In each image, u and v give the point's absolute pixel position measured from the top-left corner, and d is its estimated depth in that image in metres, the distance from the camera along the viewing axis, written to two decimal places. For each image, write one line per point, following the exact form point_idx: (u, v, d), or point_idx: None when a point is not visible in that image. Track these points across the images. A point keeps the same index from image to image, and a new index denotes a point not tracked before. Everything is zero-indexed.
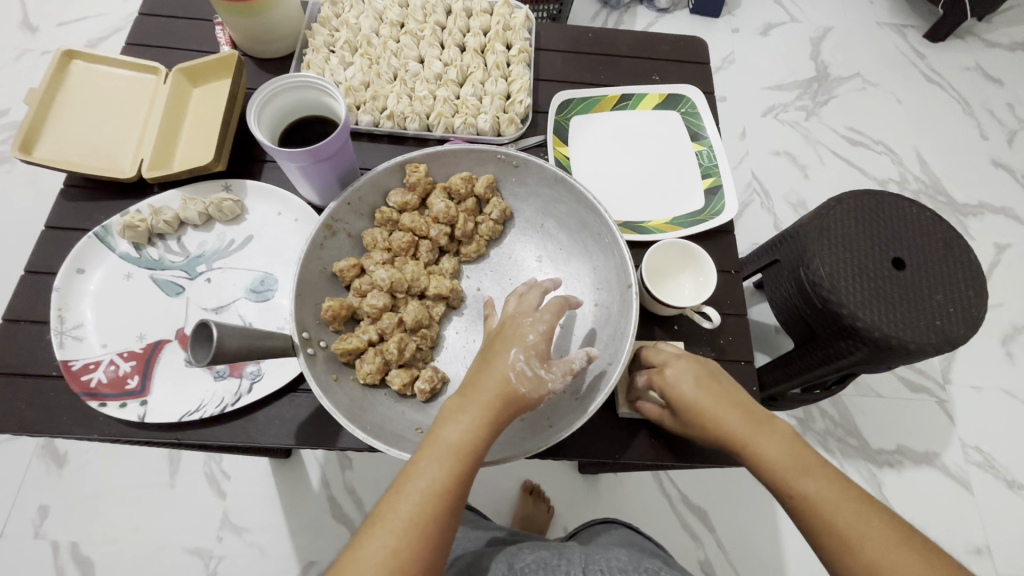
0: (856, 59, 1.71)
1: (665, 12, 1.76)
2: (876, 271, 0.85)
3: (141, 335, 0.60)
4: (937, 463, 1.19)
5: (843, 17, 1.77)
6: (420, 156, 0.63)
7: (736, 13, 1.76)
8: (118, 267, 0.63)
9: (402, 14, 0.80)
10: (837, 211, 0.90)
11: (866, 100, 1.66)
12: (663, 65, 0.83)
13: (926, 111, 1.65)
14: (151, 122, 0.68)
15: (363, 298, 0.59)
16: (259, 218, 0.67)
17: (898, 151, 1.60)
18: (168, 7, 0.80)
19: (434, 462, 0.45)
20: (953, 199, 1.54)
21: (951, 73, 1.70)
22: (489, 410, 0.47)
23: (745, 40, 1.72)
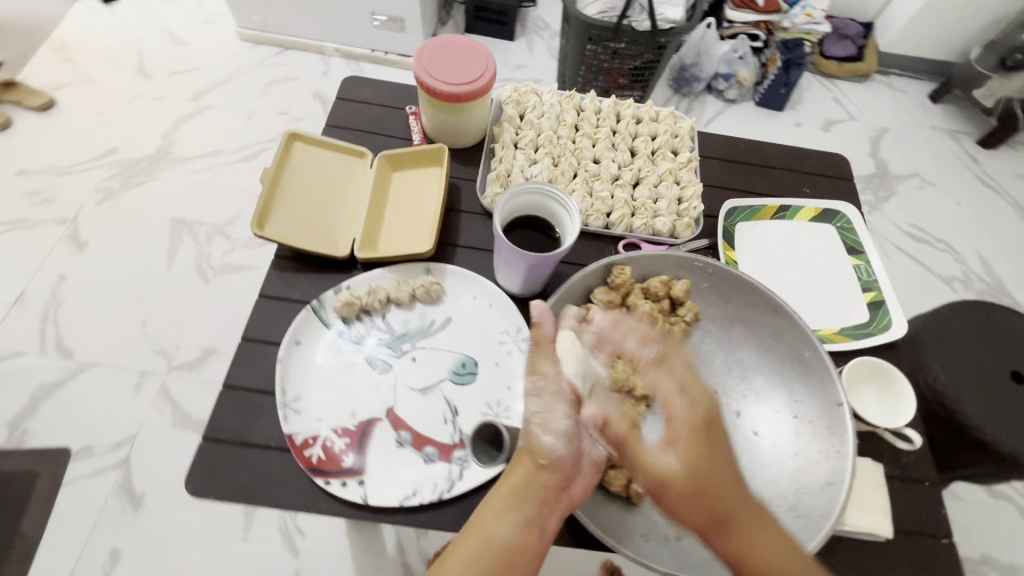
0: (913, 159, 1.78)
1: (733, 102, 1.82)
2: (992, 385, 0.94)
3: (354, 412, 0.62)
4: None
5: (899, 118, 1.84)
6: (624, 259, 0.67)
7: (799, 107, 1.82)
8: (332, 342, 0.66)
9: (577, 117, 0.86)
10: (949, 324, 1.01)
11: (924, 199, 1.72)
12: (812, 179, 0.89)
13: (982, 214, 1.71)
14: (361, 205, 0.73)
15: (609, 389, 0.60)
16: (456, 301, 0.71)
17: (959, 249, 1.65)
18: (363, 93, 0.87)
19: (488, 557, 0.49)
20: (1016, 300, 1.58)
21: (1004, 179, 1.78)
22: (529, 496, 0.52)
23: (809, 134, 1.78)
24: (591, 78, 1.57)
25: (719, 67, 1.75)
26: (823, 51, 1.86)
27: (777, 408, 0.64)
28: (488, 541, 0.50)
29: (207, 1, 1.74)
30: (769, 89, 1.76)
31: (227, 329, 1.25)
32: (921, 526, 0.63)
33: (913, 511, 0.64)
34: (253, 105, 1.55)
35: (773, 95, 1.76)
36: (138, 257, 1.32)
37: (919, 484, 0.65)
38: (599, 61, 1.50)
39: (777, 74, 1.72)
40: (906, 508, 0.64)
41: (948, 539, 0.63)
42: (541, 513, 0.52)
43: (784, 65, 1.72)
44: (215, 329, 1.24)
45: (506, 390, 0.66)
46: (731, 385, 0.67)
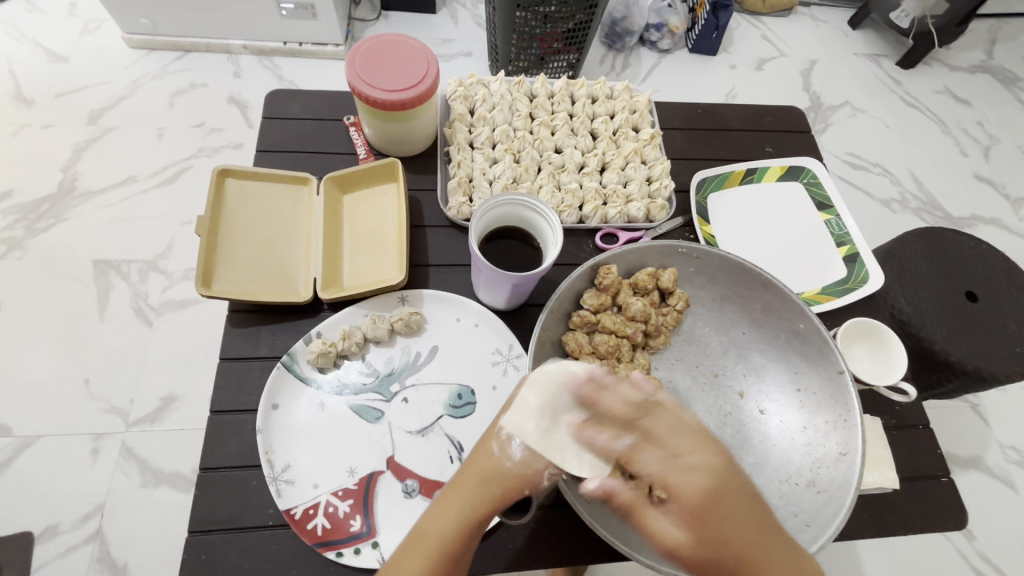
0: (842, 87, 1.78)
1: (667, 53, 1.76)
2: (953, 306, 0.95)
3: (352, 469, 0.58)
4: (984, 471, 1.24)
5: (824, 49, 1.84)
6: (609, 257, 0.64)
7: (731, 50, 1.79)
8: (312, 397, 0.60)
9: (531, 105, 0.81)
10: (906, 250, 1.00)
11: (857, 126, 1.73)
12: (772, 136, 0.88)
13: (911, 132, 1.75)
14: (315, 239, 0.66)
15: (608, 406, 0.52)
16: (439, 327, 0.66)
17: (895, 172, 1.68)
18: (291, 108, 0.78)
19: (418, 557, 0.47)
20: (948, 213, 1.65)
21: (926, 97, 1.81)
22: (472, 495, 0.49)
23: (744, 76, 1.75)
24: (523, 46, 1.44)
25: (649, 18, 1.69)
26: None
27: (780, 384, 0.64)
28: (420, 541, 0.47)
29: (81, 4, 1.50)
30: (701, 35, 1.71)
31: (180, 372, 1.11)
32: (920, 471, 0.65)
33: (916, 457, 0.66)
34: (159, 120, 1.37)
35: (705, 41, 1.72)
36: (61, 308, 1.16)
37: (916, 429, 0.67)
38: (530, 27, 1.37)
39: (707, 18, 1.67)
40: (908, 457, 0.66)
41: (948, 477, 0.65)
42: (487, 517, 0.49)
43: (711, 8, 1.65)
44: (156, 380, 1.10)
45: None
46: (730, 366, 0.66)
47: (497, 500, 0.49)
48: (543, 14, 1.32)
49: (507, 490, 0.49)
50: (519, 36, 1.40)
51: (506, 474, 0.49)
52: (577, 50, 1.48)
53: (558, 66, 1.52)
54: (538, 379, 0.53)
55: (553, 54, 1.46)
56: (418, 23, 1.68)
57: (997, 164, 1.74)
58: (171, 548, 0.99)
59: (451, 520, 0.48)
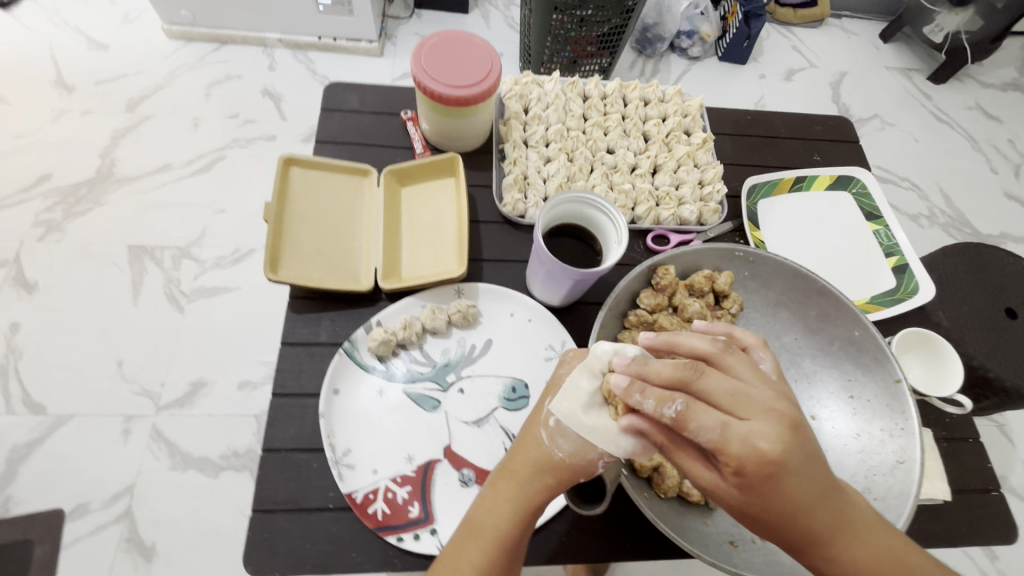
0: (872, 100, 1.77)
1: (696, 60, 1.76)
2: (993, 320, 0.97)
3: (410, 457, 0.59)
4: (1010, 486, 1.21)
5: (855, 61, 1.83)
6: (667, 258, 0.65)
7: (761, 59, 1.79)
8: (371, 384, 0.61)
9: (584, 106, 0.82)
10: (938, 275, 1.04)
11: (887, 140, 1.72)
12: (819, 146, 0.89)
13: (942, 148, 1.73)
14: (376, 229, 0.67)
15: (616, 397, 0.48)
16: (494, 321, 0.67)
17: (924, 188, 1.67)
18: (350, 102, 0.79)
19: (478, 548, 0.47)
20: (977, 229, 1.63)
21: (956, 113, 1.80)
22: (524, 484, 0.49)
23: (773, 85, 1.75)
24: (557, 48, 1.45)
25: (680, 25, 1.70)
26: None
27: (833, 391, 0.64)
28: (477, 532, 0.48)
29: None
30: (731, 44, 1.71)
31: (211, 358, 1.13)
32: (971, 484, 0.65)
33: (968, 469, 0.66)
34: (195, 110, 1.39)
35: (735, 49, 1.72)
36: (97, 292, 1.18)
37: (969, 442, 0.67)
38: (565, 29, 1.38)
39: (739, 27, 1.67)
40: (960, 469, 0.66)
41: (999, 490, 0.65)
42: (542, 503, 0.49)
43: (744, 17, 1.64)
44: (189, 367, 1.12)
45: None
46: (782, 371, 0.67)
47: (550, 488, 0.49)
48: (579, 17, 1.33)
49: (557, 478, 0.49)
50: (553, 38, 1.41)
51: (556, 462, 0.49)
52: (609, 53, 1.48)
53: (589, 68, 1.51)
54: (591, 364, 0.49)
55: (586, 56, 1.46)
56: (448, 23, 1.69)
57: None
58: (196, 530, 1.00)
59: (501, 511, 0.49)
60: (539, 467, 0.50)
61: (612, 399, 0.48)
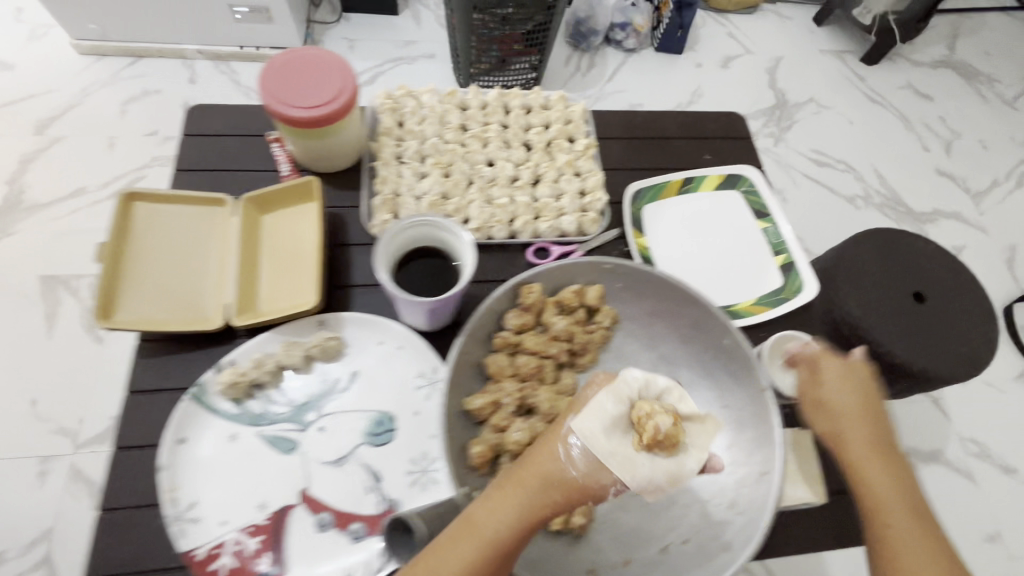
0: (807, 84, 1.76)
1: (632, 52, 1.74)
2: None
3: (262, 504, 0.56)
4: (943, 459, 1.20)
5: (789, 46, 1.83)
6: (531, 276, 0.62)
7: (697, 48, 1.78)
8: (222, 429, 0.58)
9: (463, 117, 0.79)
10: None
11: (822, 124, 1.71)
12: (711, 144, 0.87)
13: (876, 129, 1.71)
14: (230, 262, 0.64)
15: (643, 424, 0.48)
16: (361, 351, 0.64)
17: (858, 167, 1.65)
18: (214, 124, 0.75)
19: (473, 546, 0.45)
20: (911, 208, 1.60)
21: (889, 92, 1.78)
22: (532, 493, 0.48)
23: (710, 74, 1.74)
24: (483, 48, 1.40)
25: (613, 16, 1.68)
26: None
27: (706, 401, 0.63)
28: (470, 530, 0.46)
29: (27, 10, 1.45)
30: (665, 34, 1.70)
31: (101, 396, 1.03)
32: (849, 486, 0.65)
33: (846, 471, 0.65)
34: (111, 128, 1.31)
35: (669, 38, 1.70)
36: None
37: None
38: (488, 29, 1.34)
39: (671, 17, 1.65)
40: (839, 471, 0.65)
41: None
42: (540, 518, 0.48)
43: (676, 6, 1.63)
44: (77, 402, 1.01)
45: (430, 440, 0.61)
46: None
47: (556, 505, 0.48)
48: (501, 16, 1.30)
49: (566, 495, 0.48)
50: (479, 38, 1.37)
51: (568, 481, 0.48)
52: (540, 52, 1.43)
53: (522, 67, 1.46)
54: (624, 385, 0.50)
55: (516, 55, 1.41)
56: (383, 27, 1.64)
57: (958, 157, 1.69)
58: None
59: (502, 513, 0.47)
60: (551, 481, 0.48)
61: (638, 426, 0.48)
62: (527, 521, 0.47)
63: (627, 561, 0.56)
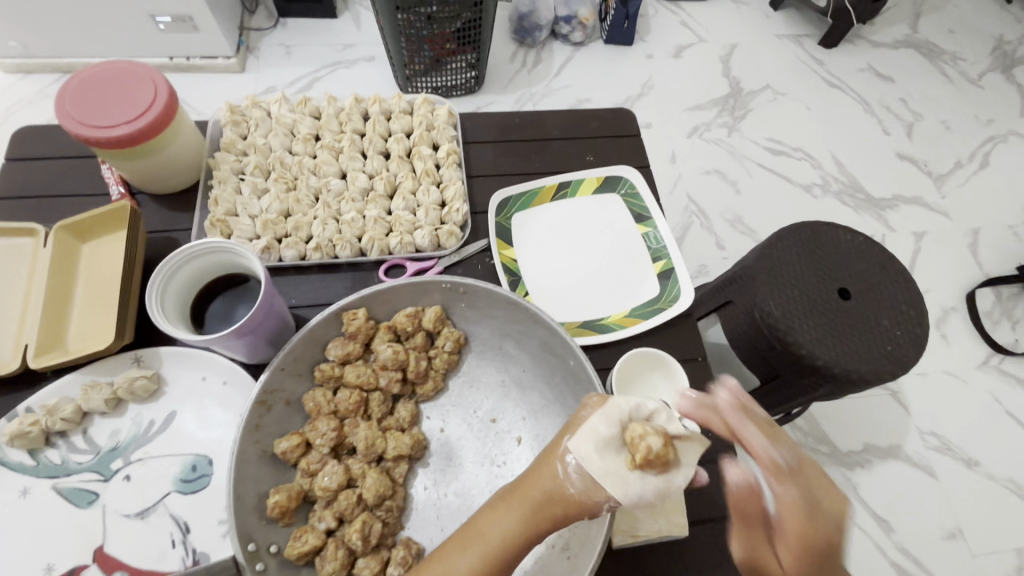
0: (762, 71, 1.50)
1: (582, 46, 1.47)
2: (823, 304, 0.77)
3: (50, 565, 0.51)
4: (901, 454, 1.05)
5: (745, 30, 1.55)
6: (357, 300, 0.57)
7: (648, 37, 1.51)
8: (13, 483, 0.53)
9: (315, 126, 0.74)
10: (759, 262, 0.82)
11: (779, 112, 1.45)
12: (595, 143, 0.82)
13: (836, 113, 1.46)
14: (33, 299, 0.59)
15: (635, 444, 0.41)
16: (180, 388, 0.59)
17: (815, 155, 1.41)
18: (43, 147, 0.70)
19: (473, 556, 0.42)
20: (870, 195, 1.37)
21: (848, 77, 1.51)
22: (532, 507, 0.42)
23: (662, 66, 1.47)
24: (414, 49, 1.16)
25: (556, 10, 1.42)
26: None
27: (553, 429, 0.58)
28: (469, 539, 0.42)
29: None
30: (613, 26, 1.44)
31: None
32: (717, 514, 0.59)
33: (717, 495, 0.60)
34: None
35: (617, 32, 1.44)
36: None
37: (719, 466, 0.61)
38: (416, 28, 1.11)
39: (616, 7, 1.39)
40: (706, 497, 0.60)
41: None
42: (544, 533, 0.42)
43: None
44: None
45: None
46: (509, 411, 0.60)
47: (558, 519, 0.42)
48: (427, 15, 1.07)
49: (570, 515, 0.41)
50: (407, 39, 1.13)
51: (568, 500, 0.41)
52: (473, 48, 1.21)
53: (456, 67, 1.24)
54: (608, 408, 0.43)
55: (445, 53, 1.19)
56: (318, 30, 1.39)
57: (921, 142, 1.44)
58: None
59: (500, 527, 0.42)
60: (553, 498, 0.41)
61: (631, 446, 0.41)
62: (528, 535, 0.42)
63: None
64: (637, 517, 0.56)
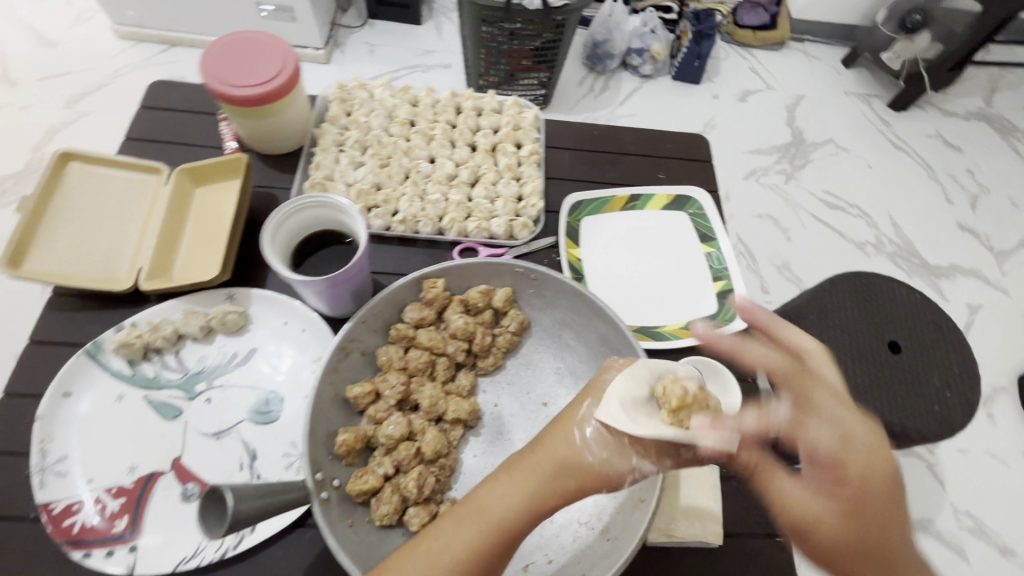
0: (827, 123, 1.50)
1: (649, 79, 1.51)
2: (872, 359, 0.78)
3: (133, 467, 0.55)
4: (933, 529, 1.02)
5: (814, 83, 1.56)
6: (437, 271, 0.61)
7: (717, 78, 1.53)
8: (110, 388, 0.59)
9: (412, 113, 0.80)
10: (806, 316, 0.83)
11: (839, 166, 1.44)
12: (668, 164, 0.85)
13: (899, 174, 1.45)
14: (150, 228, 0.65)
15: (667, 393, 0.45)
16: (263, 329, 0.64)
17: (872, 214, 1.38)
18: (171, 100, 0.78)
19: (471, 530, 0.44)
20: (925, 260, 1.34)
21: (915, 141, 1.50)
22: (533, 476, 0.45)
23: (726, 107, 1.48)
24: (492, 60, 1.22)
25: (630, 42, 1.47)
26: (736, 19, 1.58)
27: None
28: (477, 510, 0.44)
29: None
30: (683, 64, 1.47)
31: None
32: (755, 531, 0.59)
33: (755, 513, 0.60)
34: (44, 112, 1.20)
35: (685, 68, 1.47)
36: None
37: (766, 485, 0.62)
38: (497, 42, 1.17)
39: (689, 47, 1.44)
40: (746, 511, 0.61)
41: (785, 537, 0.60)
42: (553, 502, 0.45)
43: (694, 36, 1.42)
44: None
45: None
46: (560, 397, 0.63)
47: (572, 487, 0.45)
48: (508, 30, 1.13)
49: (583, 483, 0.45)
50: (488, 51, 1.20)
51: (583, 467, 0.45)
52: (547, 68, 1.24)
53: (527, 84, 1.29)
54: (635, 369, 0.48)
55: (518, 69, 1.23)
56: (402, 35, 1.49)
57: (985, 215, 1.42)
58: None
59: (509, 497, 0.45)
60: (565, 466, 0.45)
61: (663, 398, 0.46)
62: (535, 503, 0.45)
63: None
64: (673, 517, 0.57)
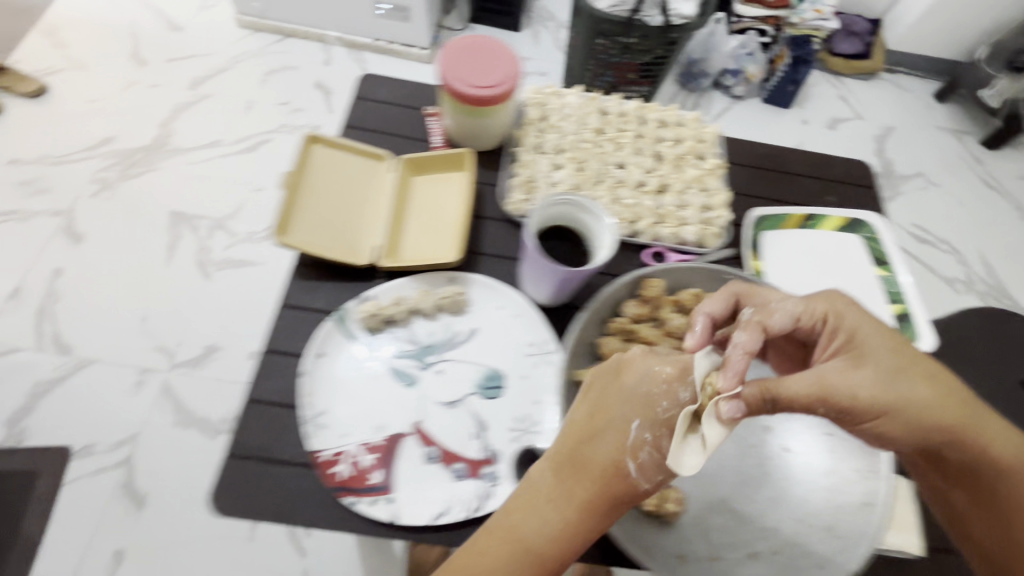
0: (916, 156, 1.50)
1: (739, 99, 1.53)
2: (1001, 391, 0.83)
3: (381, 427, 0.61)
4: None
5: (907, 113, 1.56)
6: (654, 271, 0.66)
7: (807, 105, 1.53)
8: (356, 353, 0.64)
9: (601, 121, 0.84)
10: (941, 341, 0.88)
11: (929, 202, 1.44)
12: (836, 187, 0.88)
13: (991, 213, 1.45)
14: (385, 211, 0.71)
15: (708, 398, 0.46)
16: (481, 311, 0.69)
17: (962, 251, 1.39)
18: (377, 92, 0.84)
19: (518, 559, 0.46)
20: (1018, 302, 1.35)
21: (1008, 182, 1.50)
22: (578, 501, 0.47)
23: (815, 134, 1.49)
24: (598, 72, 1.27)
25: (726, 63, 1.48)
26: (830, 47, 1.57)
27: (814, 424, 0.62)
28: (513, 537, 0.47)
29: None
30: (776, 87, 1.48)
31: (214, 326, 1.17)
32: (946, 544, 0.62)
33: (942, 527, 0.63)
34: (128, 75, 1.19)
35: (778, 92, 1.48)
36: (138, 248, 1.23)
37: None
38: (609, 55, 1.21)
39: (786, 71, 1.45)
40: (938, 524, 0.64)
41: None
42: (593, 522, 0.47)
43: (793, 61, 1.43)
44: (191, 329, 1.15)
45: (533, 404, 0.64)
46: None
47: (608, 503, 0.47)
48: (623, 45, 1.16)
49: (624, 498, 0.47)
50: (595, 62, 1.23)
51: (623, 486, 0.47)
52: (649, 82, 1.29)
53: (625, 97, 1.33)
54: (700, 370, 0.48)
55: (623, 83, 1.28)
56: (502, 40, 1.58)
57: None
58: (187, 495, 1.04)
59: (546, 526, 0.47)
60: (607, 486, 0.47)
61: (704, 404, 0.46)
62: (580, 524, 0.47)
63: (716, 558, 0.56)
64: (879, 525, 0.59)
